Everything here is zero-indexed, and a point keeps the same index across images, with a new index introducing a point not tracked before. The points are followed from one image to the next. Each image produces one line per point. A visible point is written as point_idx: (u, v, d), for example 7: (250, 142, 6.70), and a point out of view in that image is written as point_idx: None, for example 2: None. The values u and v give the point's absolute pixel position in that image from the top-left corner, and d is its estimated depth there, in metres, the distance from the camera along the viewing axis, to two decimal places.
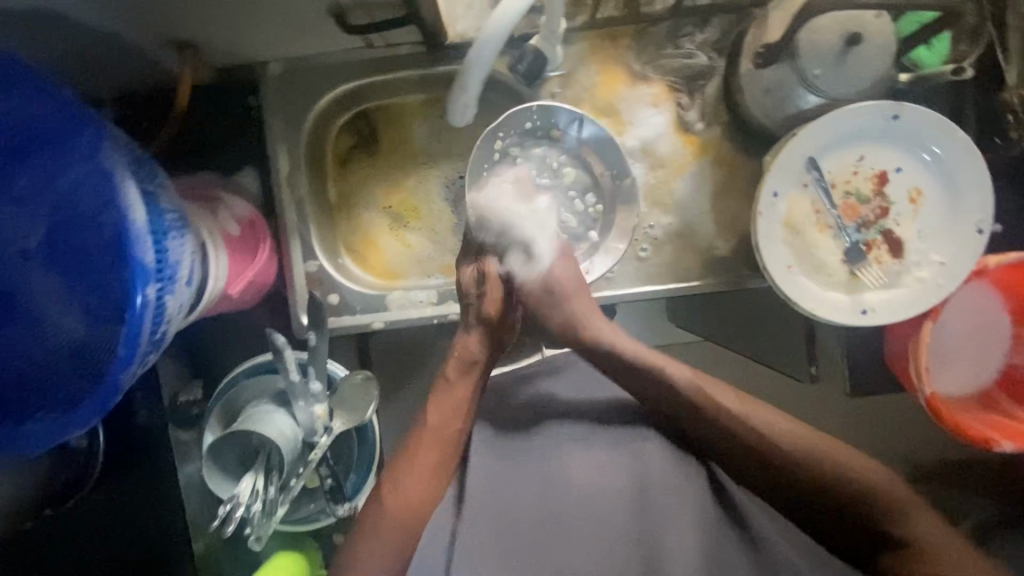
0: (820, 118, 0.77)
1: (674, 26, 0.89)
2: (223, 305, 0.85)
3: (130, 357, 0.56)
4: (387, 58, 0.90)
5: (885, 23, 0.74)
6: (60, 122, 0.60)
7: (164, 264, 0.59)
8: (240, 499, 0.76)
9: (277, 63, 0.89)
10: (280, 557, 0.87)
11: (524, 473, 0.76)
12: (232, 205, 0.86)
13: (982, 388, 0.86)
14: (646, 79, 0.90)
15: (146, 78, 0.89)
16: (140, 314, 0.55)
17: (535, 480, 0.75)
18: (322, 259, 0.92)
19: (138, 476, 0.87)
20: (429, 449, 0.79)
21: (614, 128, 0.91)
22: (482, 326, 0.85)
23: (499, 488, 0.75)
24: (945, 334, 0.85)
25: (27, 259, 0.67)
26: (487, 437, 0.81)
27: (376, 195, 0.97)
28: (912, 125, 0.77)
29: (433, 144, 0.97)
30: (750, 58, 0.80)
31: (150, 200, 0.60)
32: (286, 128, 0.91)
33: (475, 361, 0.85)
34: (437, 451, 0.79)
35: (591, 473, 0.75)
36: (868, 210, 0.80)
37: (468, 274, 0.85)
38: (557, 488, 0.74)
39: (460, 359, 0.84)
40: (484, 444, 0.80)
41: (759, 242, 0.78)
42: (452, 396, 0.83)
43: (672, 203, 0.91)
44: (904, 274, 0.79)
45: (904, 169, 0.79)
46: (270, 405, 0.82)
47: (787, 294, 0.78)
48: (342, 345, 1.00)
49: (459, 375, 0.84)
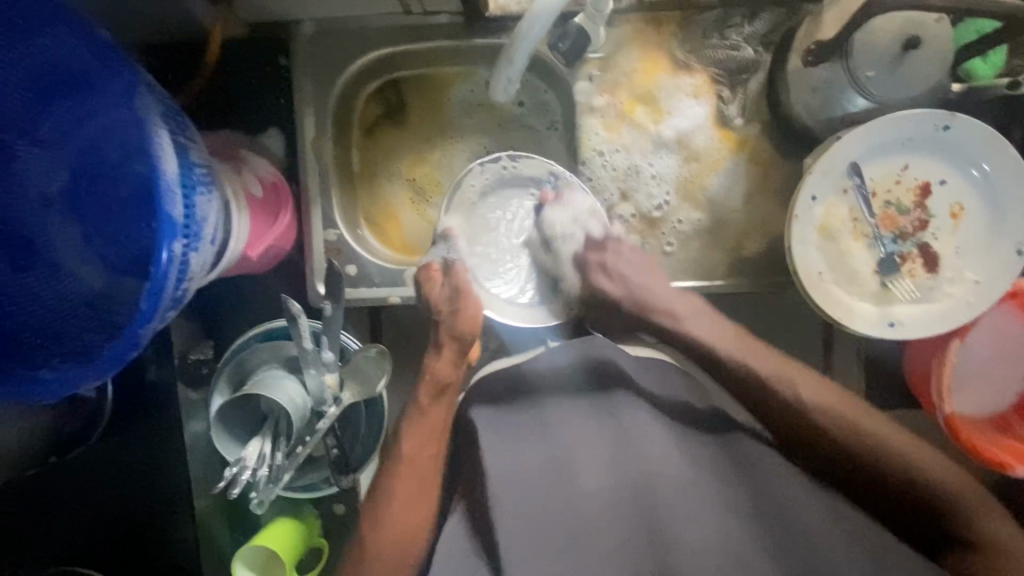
0: (868, 123, 0.75)
1: (722, 15, 0.86)
2: (241, 267, 0.84)
3: (151, 313, 0.55)
4: (424, 28, 0.88)
5: (944, 28, 0.72)
6: (89, 65, 0.56)
7: (191, 220, 0.58)
8: (247, 462, 0.78)
9: (311, 23, 0.87)
10: (281, 522, 0.87)
11: (537, 453, 0.72)
12: (256, 166, 0.85)
13: (999, 410, 0.83)
14: (688, 68, 0.87)
15: (175, 27, 0.87)
16: (166, 270, 0.54)
17: (549, 464, 0.70)
18: (342, 228, 0.90)
19: (146, 431, 0.87)
20: (407, 478, 0.75)
21: (651, 116, 0.88)
22: (454, 348, 0.80)
23: (517, 470, 0.70)
24: (970, 353, 0.82)
25: (48, 205, 0.66)
26: (488, 421, 0.76)
27: (401, 168, 0.95)
28: (962, 137, 0.75)
29: (464, 119, 0.94)
30: (800, 55, 0.78)
31: (180, 152, 0.59)
32: (315, 90, 0.88)
33: (448, 385, 0.80)
34: (415, 480, 0.75)
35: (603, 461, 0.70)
36: (907, 221, 0.78)
37: (439, 290, 0.80)
38: (572, 477, 0.69)
39: (433, 381, 0.79)
40: (488, 427, 0.75)
41: (792, 245, 0.77)
42: (427, 421, 0.78)
43: (703, 199, 0.89)
44: (937, 290, 0.77)
45: (948, 182, 0.77)
46: (281, 371, 0.81)
47: (815, 300, 0.77)
48: (356, 316, 0.98)
49: (432, 400, 0.79)
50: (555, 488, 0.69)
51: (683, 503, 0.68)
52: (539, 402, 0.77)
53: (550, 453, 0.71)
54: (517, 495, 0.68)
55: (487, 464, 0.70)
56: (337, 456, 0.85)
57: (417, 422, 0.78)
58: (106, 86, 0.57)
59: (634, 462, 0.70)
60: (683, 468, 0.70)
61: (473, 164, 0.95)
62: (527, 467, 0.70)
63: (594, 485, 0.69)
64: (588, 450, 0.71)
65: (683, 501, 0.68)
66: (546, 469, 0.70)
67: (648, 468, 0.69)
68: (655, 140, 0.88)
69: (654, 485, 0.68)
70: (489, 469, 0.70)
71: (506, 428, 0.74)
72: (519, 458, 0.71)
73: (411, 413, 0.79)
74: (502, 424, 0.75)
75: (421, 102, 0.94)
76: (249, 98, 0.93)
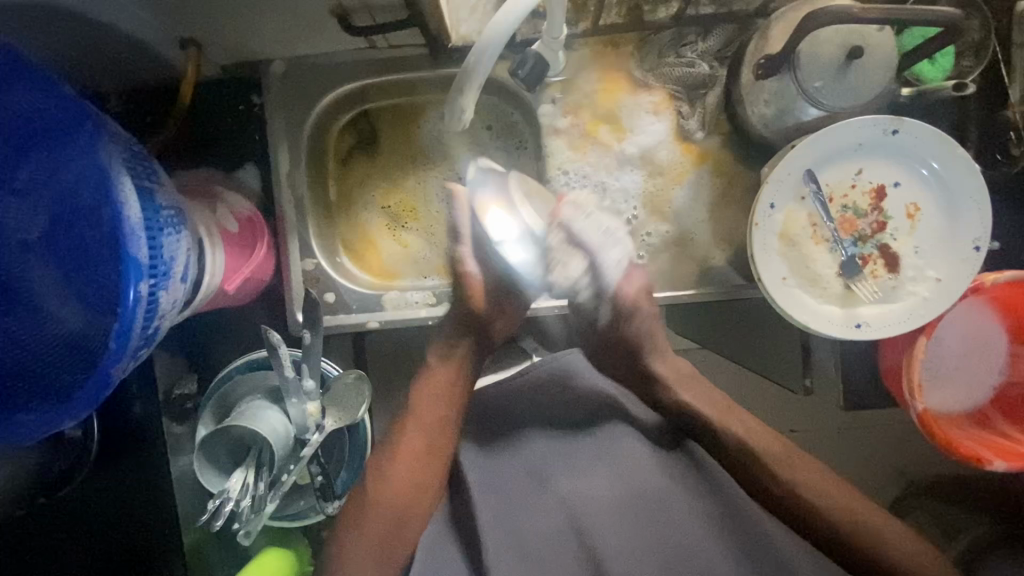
0: (819, 131, 0.77)
1: (677, 34, 0.88)
2: (218, 301, 0.85)
3: (121, 352, 0.57)
4: (389, 60, 0.91)
5: (886, 37, 0.75)
6: (60, 118, 0.59)
7: (158, 260, 0.59)
8: (230, 494, 0.77)
9: (280, 62, 0.90)
10: (266, 554, 0.87)
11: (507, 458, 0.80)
12: (232, 203, 0.87)
13: (975, 405, 0.84)
14: (648, 87, 0.90)
15: (149, 72, 0.90)
16: (133, 309, 0.56)
17: (519, 473, 0.79)
18: (319, 257, 0.93)
19: (132, 468, 0.88)
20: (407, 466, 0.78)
21: (614, 134, 0.91)
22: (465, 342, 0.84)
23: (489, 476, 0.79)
24: (938, 351, 0.84)
25: (27, 250, 0.68)
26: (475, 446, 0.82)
27: (375, 196, 0.97)
28: (912, 139, 0.77)
29: (434, 146, 0.97)
30: (751, 68, 0.80)
31: (146, 196, 0.61)
32: (287, 126, 0.91)
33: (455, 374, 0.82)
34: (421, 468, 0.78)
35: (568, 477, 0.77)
36: (865, 224, 0.80)
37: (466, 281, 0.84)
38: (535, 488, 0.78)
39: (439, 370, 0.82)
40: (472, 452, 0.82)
41: (754, 253, 0.78)
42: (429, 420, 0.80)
43: (669, 211, 0.91)
44: (899, 289, 0.79)
45: (902, 184, 0.79)
46: (264, 401, 0.82)
47: (780, 305, 0.78)
48: (339, 343, 1.00)
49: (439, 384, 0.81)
50: (523, 495, 0.77)
51: (618, 525, 0.75)
52: (513, 421, 0.82)
53: (527, 464, 0.80)
54: (495, 503, 0.76)
55: (470, 481, 0.78)
56: (323, 483, 0.85)
57: (429, 397, 0.81)
58: (74, 135, 0.60)
59: (589, 484, 0.77)
60: (652, 480, 0.77)
61: (446, 189, 0.97)
62: (499, 472, 0.79)
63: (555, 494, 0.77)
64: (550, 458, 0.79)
65: (629, 523, 0.75)
66: (523, 480, 0.78)
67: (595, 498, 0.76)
68: (619, 156, 0.91)
69: (585, 512, 0.75)
70: (474, 480, 0.78)
71: (498, 450, 0.81)
72: (503, 471, 0.79)
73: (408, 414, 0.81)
74: (490, 445, 0.82)
75: (390, 132, 0.97)
76: (225, 135, 0.96)
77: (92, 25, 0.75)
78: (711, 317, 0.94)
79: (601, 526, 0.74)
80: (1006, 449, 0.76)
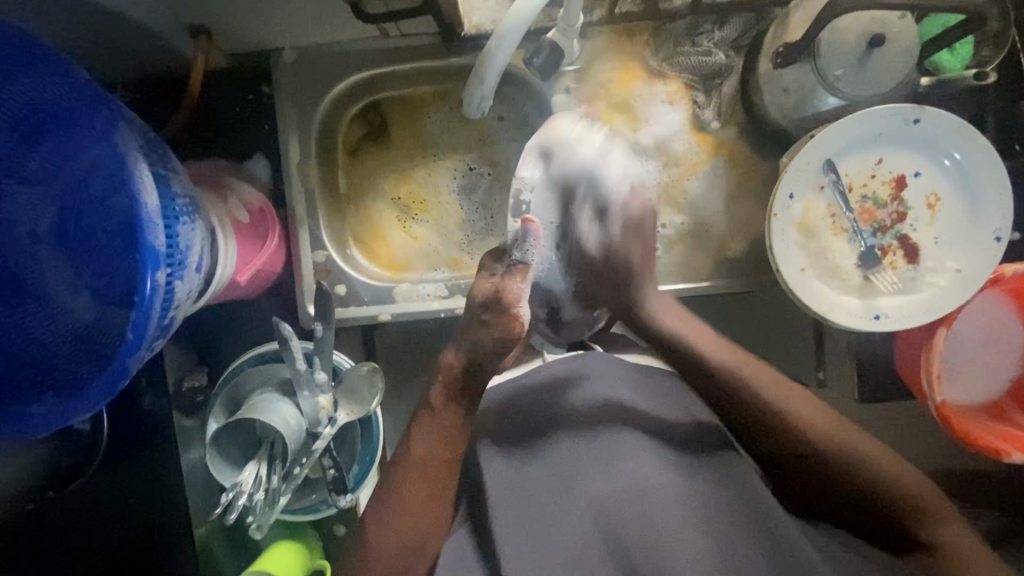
0: (839, 119, 0.76)
1: (693, 23, 0.87)
2: (229, 293, 0.84)
3: (138, 342, 0.56)
4: (401, 49, 0.90)
5: (909, 24, 0.74)
6: (75, 104, 0.57)
7: (175, 248, 0.59)
8: (243, 487, 0.77)
9: (290, 50, 0.89)
10: (278, 548, 0.87)
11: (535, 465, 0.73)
12: (242, 193, 0.86)
13: (992, 397, 0.83)
14: (663, 76, 0.89)
15: (158, 61, 0.89)
16: (151, 299, 0.55)
17: (551, 482, 0.71)
18: (330, 248, 0.92)
19: (143, 462, 0.87)
20: (418, 478, 0.74)
21: (629, 124, 0.89)
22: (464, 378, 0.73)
23: (516, 481, 0.73)
24: (955, 344, 0.83)
25: (35, 241, 0.66)
26: (490, 456, 0.76)
27: (385, 186, 0.96)
28: (932, 128, 0.76)
29: (445, 136, 0.95)
30: (770, 57, 0.79)
31: (162, 183, 0.60)
32: (298, 116, 0.90)
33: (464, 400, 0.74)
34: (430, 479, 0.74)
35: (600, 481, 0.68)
36: (884, 214, 0.79)
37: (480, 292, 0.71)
38: (570, 491, 0.69)
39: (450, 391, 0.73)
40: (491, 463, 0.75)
41: (773, 244, 0.77)
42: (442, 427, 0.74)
43: (684, 202, 0.90)
44: (918, 280, 0.78)
45: (922, 174, 0.78)
46: (275, 394, 0.82)
47: (799, 296, 0.77)
48: (349, 336, 0.99)
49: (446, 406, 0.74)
50: (552, 499, 0.70)
51: (651, 525, 0.65)
52: (539, 429, 0.75)
53: (551, 466, 0.72)
54: (514, 506, 0.71)
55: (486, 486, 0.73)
56: (335, 477, 0.84)
57: (438, 423, 0.74)
58: (88, 123, 0.59)
59: (614, 483, 0.68)
60: (681, 485, 0.68)
61: (457, 180, 0.96)
62: (524, 481, 0.73)
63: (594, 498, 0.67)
64: (578, 463, 0.71)
65: (662, 528, 0.64)
66: (546, 481, 0.71)
67: (623, 499, 0.66)
68: (633, 147, 0.90)
69: (616, 514, 0.66)
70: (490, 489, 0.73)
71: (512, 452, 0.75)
72: (521, 474, 0.73)
73: (420, 418, 0.75)
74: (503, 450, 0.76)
75: (401, 122, 0.96)
76: (235, 125, 0.95)
77: (100, 12, 0.74)
78: (724, 304, 0.96)
79: (634, 529, 0.65)
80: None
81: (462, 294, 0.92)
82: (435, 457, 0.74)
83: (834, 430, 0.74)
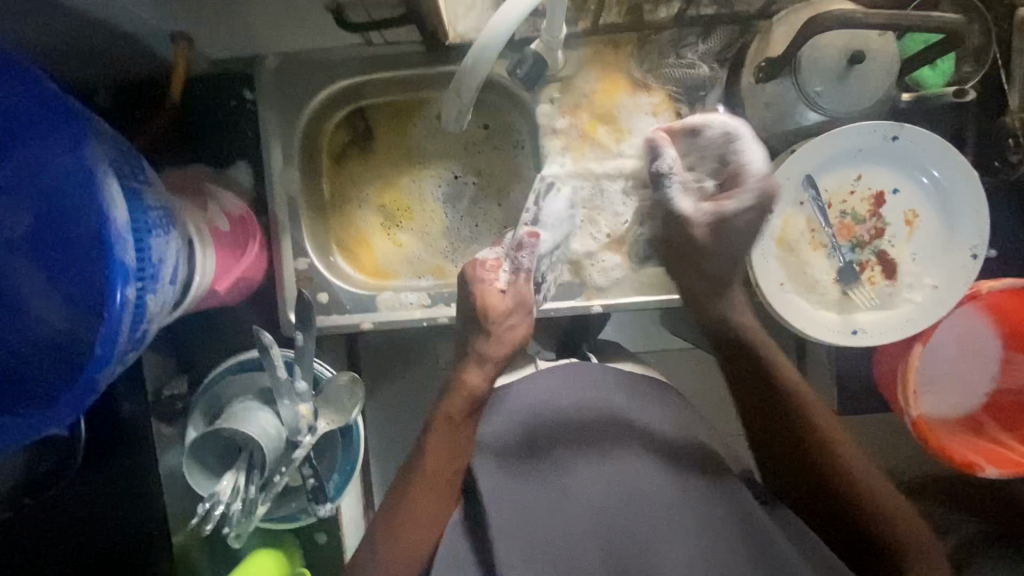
0: (821, 135, 0.76)
1: (677, 34, 0.87)
2: (208, 301, 0.83)
3: (107, 358, 0.55)
4: (386, 57, 0.89)
5: (888, 41, 0.74)
6: (39, 114, 0.56)
7: (145, 263, 0.58)
8: (220, 498, 0.75)
9: (273, 56, 0.88)
10: (257, 553, 0.86)
11: (537, 466, 0.74)
12: (223, 201, 0.85)
13: (969, 412, 0.84)
14: (647, 87, 0.88)
15: (137, 66, 0.88)
16: (120, 315, 0.54)
17: (548, 489, 0.73)
18: (312, 256, 0.91)
19: (123, 466, 0.86)
20: (427, 496, 0.75)
21: (613, 136, 0.88)
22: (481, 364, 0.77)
23: (515, 487, 0.74)
24: (933, 358, 0.84)
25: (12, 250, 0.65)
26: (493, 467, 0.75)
27: (369, 194, 0.96)
28: (911, 146, 0.77)
29: (430, 144, 0.95)
30: (752, 70, 0.79)
31: (134, 197, 0.59)
32: (280, 123, 0.89)
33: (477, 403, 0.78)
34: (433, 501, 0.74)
35: (597, 485, 0.72)
36: (864, 230, 0.80)
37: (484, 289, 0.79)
38: (567, 495, 0.72)
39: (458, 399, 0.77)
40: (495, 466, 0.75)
41: (752, 258, 0.78)
42: (451, 440, 0.76)
43: None
44: (896, 297, 0.79)
45: (901, 190, 0.79)
46: (255, 402, 0.81)
47: (777, 311, 0.78)
48: (332, 342, 0.99)
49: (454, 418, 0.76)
50: (550, 497, 0.72)
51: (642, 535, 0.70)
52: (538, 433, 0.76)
53: (546, 469, 0.74)
54: (510, 516, 0.71)
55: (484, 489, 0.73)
56: (314, 485, 0.85)
57: (447, 432, 0.76)
58: (55, 134, 0.57)
59: (606, 491, 0.72)
60: (674, 497, 0.71)
61: (442, 188, 0.96)
62: (524, 487, 0.73)
63: (582, 499, 0.71)
64: (583, 458, 0.73)
65: (654, 531, 0.70)
66: (544, 491, 0.73)
67: (614, 506, 0.71)
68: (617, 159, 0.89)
69: (612, 520, 0.71)
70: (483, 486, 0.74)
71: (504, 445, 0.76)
72: (516, 473, 0.74)
73: (437, 425, 0.76)
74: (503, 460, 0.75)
75: (386, 130, 0.95)
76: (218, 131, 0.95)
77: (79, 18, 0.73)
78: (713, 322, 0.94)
79: (625, 529, 0.70)
80: (1003, 457, 0.76)
81: (445, 302, 0.90)
82: (431, 478, 0.75)
83: (845, 441, 0.74)
